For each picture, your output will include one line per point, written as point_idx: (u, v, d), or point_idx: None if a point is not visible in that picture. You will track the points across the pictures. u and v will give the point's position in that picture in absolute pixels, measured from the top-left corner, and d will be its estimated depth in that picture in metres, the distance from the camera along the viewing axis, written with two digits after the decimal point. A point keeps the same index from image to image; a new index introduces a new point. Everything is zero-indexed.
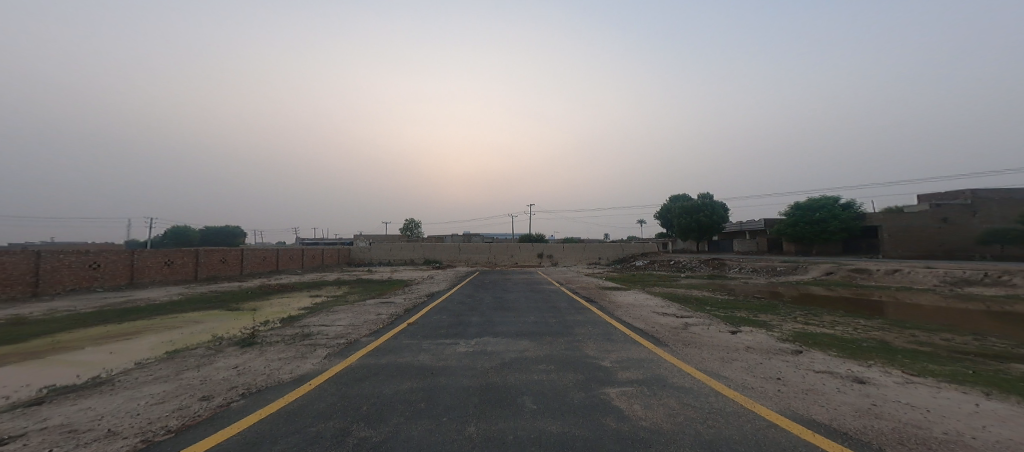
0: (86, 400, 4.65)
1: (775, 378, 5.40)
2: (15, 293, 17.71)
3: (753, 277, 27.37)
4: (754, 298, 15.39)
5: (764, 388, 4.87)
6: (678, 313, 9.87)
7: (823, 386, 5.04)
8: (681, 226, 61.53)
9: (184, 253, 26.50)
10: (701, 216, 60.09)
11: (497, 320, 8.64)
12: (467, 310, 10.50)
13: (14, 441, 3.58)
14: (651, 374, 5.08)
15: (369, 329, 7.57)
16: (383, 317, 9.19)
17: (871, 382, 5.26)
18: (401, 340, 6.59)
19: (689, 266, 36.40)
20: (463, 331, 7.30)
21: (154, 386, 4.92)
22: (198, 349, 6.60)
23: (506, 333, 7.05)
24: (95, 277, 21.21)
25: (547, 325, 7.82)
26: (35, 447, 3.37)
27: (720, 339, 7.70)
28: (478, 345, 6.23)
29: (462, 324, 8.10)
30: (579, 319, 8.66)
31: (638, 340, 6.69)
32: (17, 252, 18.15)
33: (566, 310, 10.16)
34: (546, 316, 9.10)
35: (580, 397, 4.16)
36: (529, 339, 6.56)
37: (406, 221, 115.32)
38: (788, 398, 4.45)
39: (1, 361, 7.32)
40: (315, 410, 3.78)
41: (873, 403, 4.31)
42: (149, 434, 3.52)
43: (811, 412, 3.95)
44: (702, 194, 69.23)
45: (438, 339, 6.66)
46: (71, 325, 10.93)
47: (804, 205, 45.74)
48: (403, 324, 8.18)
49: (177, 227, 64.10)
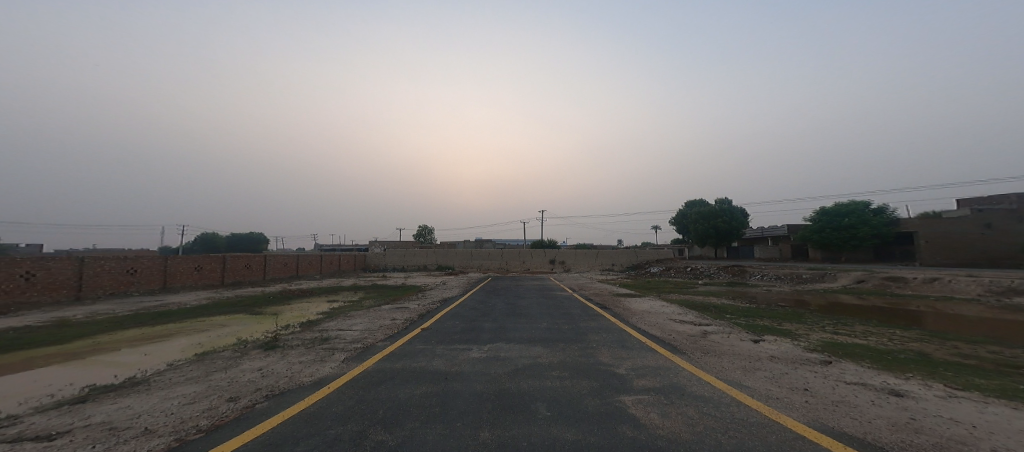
0: (122, 400, 4.88)
1: (802, 389, 5.21)
2: (60, 297, 18.76)
3: (778, 285, 26.45)
4: (779, 306, 14.86)
5: (790, 399, 4.71)
6: (696, 321, 9.62)
7: (854, 397, 4.87)
8: (699, 232, 59.95)
9: (212, 259, 27.53)
10: (719, 222, 58.50)
11: (509, 326, 8.65)
12: (480, 316, 10.56)
13: (61, 437, 3.82)
14: (669, 383, 4.96)
15: (385, 334, 7.70)
16: (397, 322, 9.35)
17: (909, 395, 5.02)
18: (416, 344, 6.70)
19: (709, 272, 35.52)
20: (476, 337, 7.33)
21: (185, 386, 5.14)
22: (225, 351, 6.83)
23: (519, 339, 7.03)
24: (132, 282, 22.27)
25: (560, 332, 7.75)
26: (81, 443, 3.62)
27: (742, 347, 7.52)
28: (491, 350, 6.25)
29: (475, 330, 8.13)
30: (593, 325, 8.54)
31: (655, 347, 6.58)
32: (62, 258, 19.25)
33: (580, 317, 10.06)
34: (559, 322, 9.04)
35: (595, 404, 4.13)
36: (542, 345, 6.55)
37: (421, 227, 117.06)
38: (817, 410, 4.29)
39: (49, 361, 7.77)
40: (334, 413, 3.88)
41: (911, 417, 4.12)
42: (182, 433, 3.70)
43: (842, 425, 3.81)
44: (720, 200, 67.45)
45: (452, 344, 6.73)
46: (107, 328, 11.47)
47: (832, 210, 44.17)
48: (416, 329, 8.27)
49: (204, 234, 66.82)
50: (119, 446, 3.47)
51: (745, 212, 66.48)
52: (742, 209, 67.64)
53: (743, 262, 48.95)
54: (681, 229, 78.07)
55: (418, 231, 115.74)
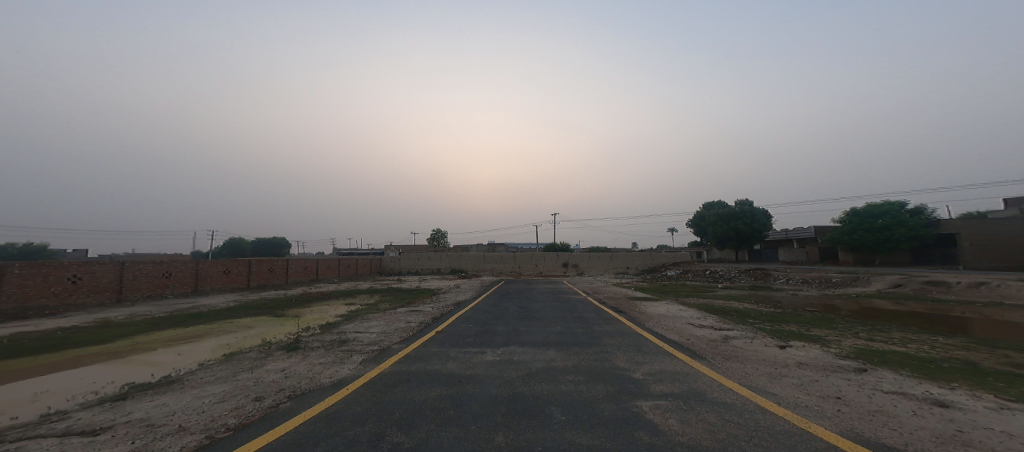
0: (159, 397, 5.15)
1: (834, 397, 5.01)
2: (103, 299, 19.88)
3: (805, 289, 25.47)
4: (808, 311, 14.28)
5: (821, 407, 4.53)
6: (716, 325, 9.37)
7: (892, 407, 4.64)
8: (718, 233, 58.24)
9: (239, 263, 28.63)
10: (739, 225, 56.65)
11: (522, 329, 8.64)
12: (493, 319, 10.58)
13: (104, 433, 4.07)
14: (688, 389, 4.85)
15: (400, 336, 7.82)
16: (412, 325, 9.47)
17: (955, 406, 4.75)
18: (431, 347, 6.77)
19: (729, 276, 34.51)
20: (489, 340, 7.36)
21: (215, 385, 5.37)
22: (251, 352, 7.09)
23: (532, 343, 7.01)
24: (168, 285, 23.39)
25: (574, 335, 7.69)
26: (122, 439, 3.85)
27: (766, 353, 7.29)
28: (504, 354, 6.26)
29: (488, 333, 8.16)
30: (608, 330, 8.42)
31: (673, 352, 6.45)
32: (106, 262, 20.37)
33: (594, 321, 9.95)
34: (573, 326, 8.96)
35: (611, 409, 4.08)
36: (556, 349, 6.52)
37: (435, 232, 118.30)
38: (851, 420, 4.12)
39: (90, 360, 8.24)
40: (352, 414, 3.97)
41: (958, 429, 3.90)
42: (212, 431, 3.87)
43: (880, 435, 3.64)
44: (740, 201, 65.52)
45: (466, 347, 6.77)
46: (143, 329, 12.08)
47: (864, 211, 42.31)
48: (431, 332, 8.37)
49: (234, 238, 69.31)
50: (156, 443, 3.66)
51: (767, 214, 64.44)
52: (763, 210, 65.62)
53: (766, 265, 47.33)
54: (700, 232, 76.22)
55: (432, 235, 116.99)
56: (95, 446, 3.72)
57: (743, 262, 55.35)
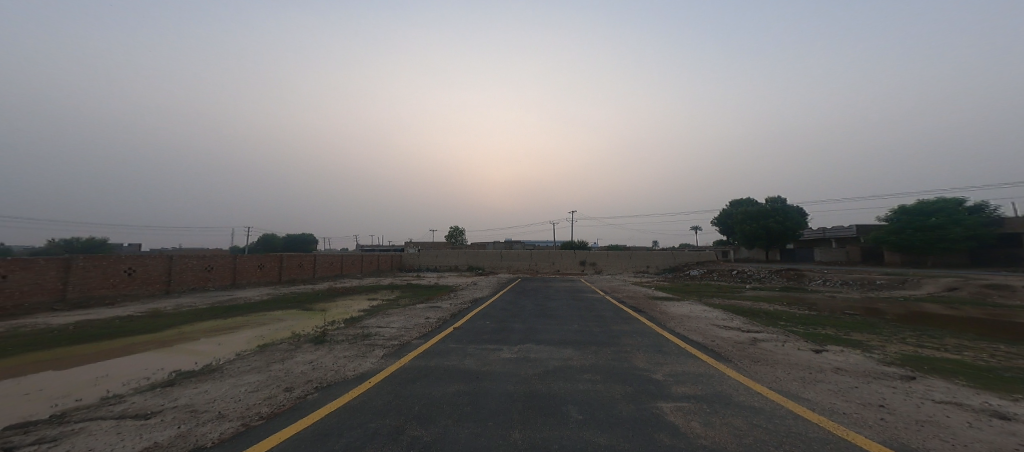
0: (202, 384, 5.50)
1: (875, 405, 4.73)
2: (155, 290, 21.38)
3: (844, 291, 24.07)
4: (846, 314, 13.52)
5: (861, 415, 4.29)
6: (743, 327, 9.02)
7: (943, 418, 4.33)
8: (746, 232, 55.80)
9: (272, 258, 30.02)
10: (771, 224, 53.79)
11: (539, 327, 8.62)
12: (510, 316, 10.61)
13: (154, 417, 4.40)
14: (712, 391, 4.71)
15: (420, 332, 7.99)
16: (431, 320, 9.65)
17: (1014, 419, 4.39)
18: (449, 343, 6.89)
19: (760, 276, 33.06)
20: (507, 337, 7.39)
21: (250, 375, 5.68)
22: (283, 344, 7.43)
23: (550, 341, 6.99)
24: (210, 278, 24.84)
25: (592, 334, 7.60)
26: (169, 424, 4.15)
27: (797, 357, 6.96)
28: (521, 351, 6.28)
29: (505, 330, 8.19)
30: (628, 329, 8.26)
31: (697, 354, 6.27)
32: (156, 256, 21.83)
33: (613, 320, 9.79)
34: (590, 325, 8.87)
35: (630, 409, 4.02)
36: (573, 348, 6.47)
37: (453, 229, 119.64)
38: (895, 429, 3.88)
39: (138, 348, 8.87)
40: (373, 407, 4.11)
41: (1019, 444, 3.60)
42: (247, 418, 4.12)
43: (928, 447, 3.42)
44: (771, 199, 62.40)
45: (483, 344, 6.83)
46: (186, 319, 12.89)
47: (913, 208, 39.55)
48: (450, 328, 8.50)
49: (268, 235, 73.15)
50: (198, 429, 3.92)
51: (802, 212, 61.35)
52: (797, 207, 62.42)
53: (801, 266, 45.06)
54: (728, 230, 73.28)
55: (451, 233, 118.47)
56: (145, 430, 4.03)
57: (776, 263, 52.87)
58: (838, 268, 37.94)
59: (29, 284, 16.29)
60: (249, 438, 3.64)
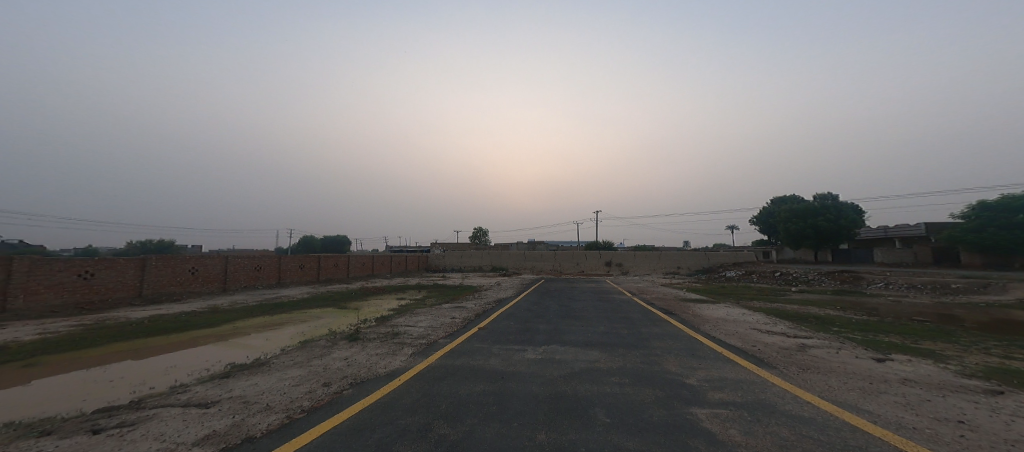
0: (253, 376, 5.92)
1: (948, 420, 4.26)
2: (213, 288, 23.27)
3: (910, 295, 21.82)
4: (912, 320, 12.29)
5: (934, 431, 3.87)
6: (789, 332, 8.41)
7: None
8: (790, 232, 52.06)
9: (311, 258, 31.76)
10: (822, 222, 49.45)
11: (564, 328, 8.50)
12: (534, 317, 10.54)
13: (213, 406, 4.78)
14: (753, 399, 4.44)
15: (446, 331, 8.14)
16: (457, 320, 9.80)
17: None
18: (475, 342, 6.97)
19: (808, 278, 30.72)
20: (532, 338, 7.34)
21: (293, 369, 6.04)
22: (321, 340, 7.83)
23: (575, 342, 6.87)
24: (259, 277, 26.67)
25: (619, 336, 7.39)
26: (225, 413, 4.49)
27: (854, 365, 6.39)
28: (547, 352, 6.22)
29: (530, 331, 8.16)
30: (658, 332, 7.96)
31: (737, 359, 5.93)
32: (215, 257, 23.73)
33: (642, 322, 9.48)
34: (618, 327, 8.64)
35: (661, 414, 3.88)
36: (600, 350, 6.32)
37: (477, 230, 121.16)
38: (976, 448, 3.47)
39: (195, 342, 9.66)
40: (403, 403, 4.23)
41: None
42: (291, 411, 4.38)
43: None
44: (821, 196, 57.75)
45: (509, 344, 6.84)
46: (236, 315, 13.88)
47: (996, 204, 35.36)
48: (474, 328, 8.59)
49: (306, 235, 77.99)
50: (248, 419, 4.23)
51: (858, 209, 56.57)
52: (851, 205, 57.01)
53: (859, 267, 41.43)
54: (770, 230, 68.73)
55: (474, 234, 120.10)
56: (205, 418, 4.39)
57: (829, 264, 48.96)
58: (903, 271, 34.55)
59: (113, 282, 18.22)
60: (292, 430, 3.87)
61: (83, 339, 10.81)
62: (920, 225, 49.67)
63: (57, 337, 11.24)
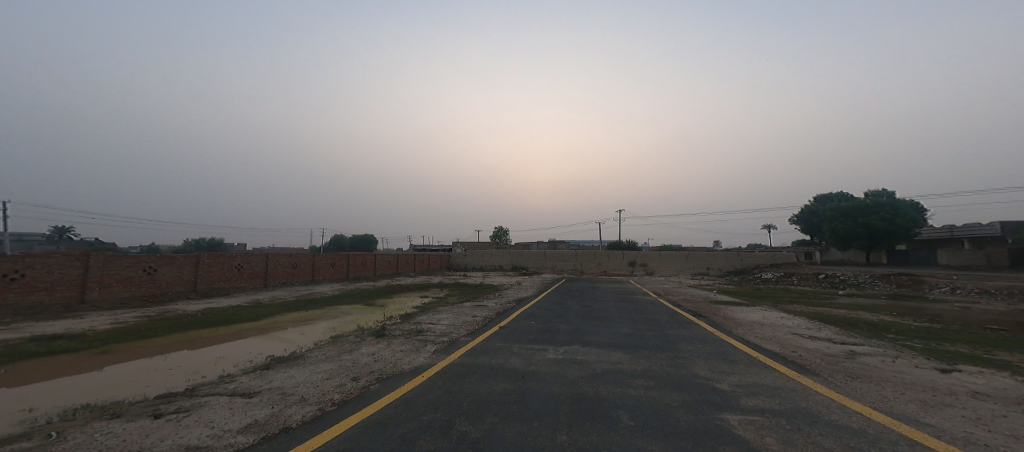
0: (290, 369, 6.22)
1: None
2: (256, 284, 24.73)
3: (980, 301, 19.76)
4: (980, 327, 11.12)
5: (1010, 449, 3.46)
6: (834, 338, 7.82)
7: None
8: (839, 231, 48.34)
9: (342, 256, 33.04)
10: (874, 219, 45.86)
11: (586, 329, 8.33)
12: (555, 317, 10.41)
13: (255, 396, 5.06)
14: (792, 407, 4.14)
15: (468, 329, 8.20)
16: (478, 319, 9.86)
17: None
18: (496, 341, 6.96)
19: (857, 281, 28.51)
20: (552, 338, 7.25)
21: (325, 363, 6.29)
22: (350, 336, 8.10)
23: (597, 343, 6.71)
24: (296, 274, 28.07)
25: (644, 338, 7.15)
26: (265, 403, 4.75)
27: (912, 376, 5.83)
28: (568, 353, 6.11)
29: (551, 331, 8.06)
30: (686, 334, 7.63)
31: (774, 365, 5.57)
32: (257, 254, 25.18)
33: (668, 324, 9.13)
34: (642, 328, 8.36)
35: (689, 419, 3.70)
36: (623, 352, 6.14)
37: (500, 230, 121.85)
38: None
39: (237, 335, 10.26)
40: (426, 400, 4.29)
41: None
42: (323, 403, 4.56)
43: None
44: (874, 193, 53.47)
45: (530, 343, 6.78)
46: (274, 310, 14.65)
47: None
48: (495, 326, 8.59)
49: (336, 235, 81.26)
50: (285, 410, 4.44)
51: (918, 206, 51.98)
52: (911, 202, 52.32)
53: (917, 269, 38.06)
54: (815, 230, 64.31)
55: (497, 234, 120.86)
56: (247, 408, 4.65)
57: (882, 265, 45.34)
58: (973, 274, 31.35)
59: (172, 277, 19.76)
60: (324, 422, 4.03)
61: (142, 330, 11.76)
62: (992, 225, 45.01)
63: (121, 327, 12.30)
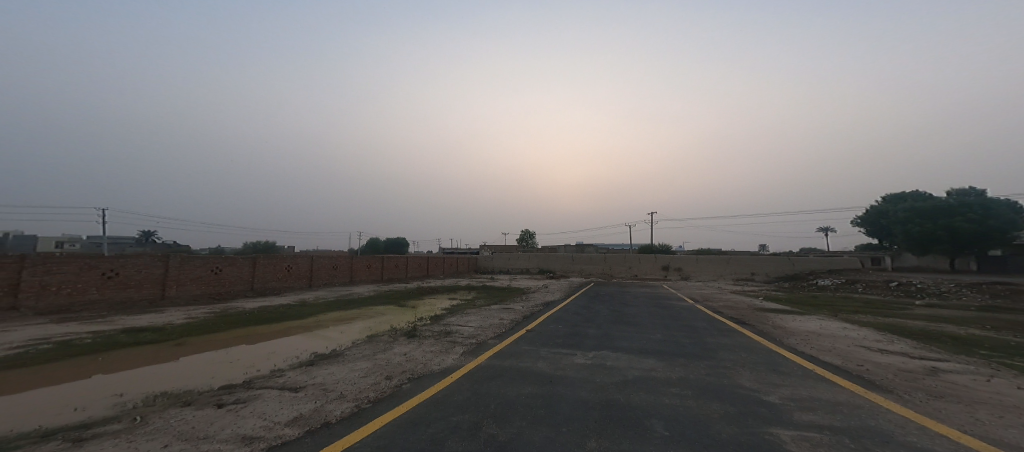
0: (331, 366, 6.50)
1: None
2: (303, 284, 26.35)
3: None
4: None
5: None
6: (908, 352, 6.94)
7: None
8: (914, 235, 43.43)
9: (376, 258, 34.41)
10: (958, 222, 40.68)
11: (616, 334, 8.00)
12: (584, 321, 10.15)
13: (301, 391, 5.33)
14: (856, 425, 3.70)
15: (495, 332, 8.17)
16: (504, 322, 9.79)
17: None
18: (522, 344, 6.87)
19: (938, 290, 25.35)
20: (580, 342, 7.03)
21: (362, 361, 6.50)
22: (385, 335, 8.34)
23: (629, 349, 6.42)
24: (336, 275, 29.62)
25: (680, 345, 6.75)
26: (309, 398, 4.97)
27: (1010, 397, 5.03)
28: (597, 358, 5.89)
29: (579, 335, 7.82)
30: (728, 343, 7.11)
31: (835, 379, 5.02)
32: (303, 256, 26.84)
33: (707, 331, 8.58)
34: (678, 335, 7.91)
35: (731, 431, 3.41)
36: (656, 358, 5.82)
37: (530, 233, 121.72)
38: None
39: (282, 332, 10.91)
40: (454, 401, 4.28)
41: None
42: (360, 400, 4.69)
43: None
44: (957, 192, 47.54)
45: (558, 347, 6.61)
46: (316, 309, 15.45)
47: None
48: (522, 329, 8.50)
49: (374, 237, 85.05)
50: (325, 406, 4.61)
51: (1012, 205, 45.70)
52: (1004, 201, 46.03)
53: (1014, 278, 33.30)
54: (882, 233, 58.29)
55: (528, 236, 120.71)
56: (293, 402, 4.89)
57: (968, 273, 40.11)
58: None
59: (233, 276, 21.47)
60: (360, 419, 4.14)
61: (204, 325, 12.83)
62: None
63: (187, 322, 13.49)
